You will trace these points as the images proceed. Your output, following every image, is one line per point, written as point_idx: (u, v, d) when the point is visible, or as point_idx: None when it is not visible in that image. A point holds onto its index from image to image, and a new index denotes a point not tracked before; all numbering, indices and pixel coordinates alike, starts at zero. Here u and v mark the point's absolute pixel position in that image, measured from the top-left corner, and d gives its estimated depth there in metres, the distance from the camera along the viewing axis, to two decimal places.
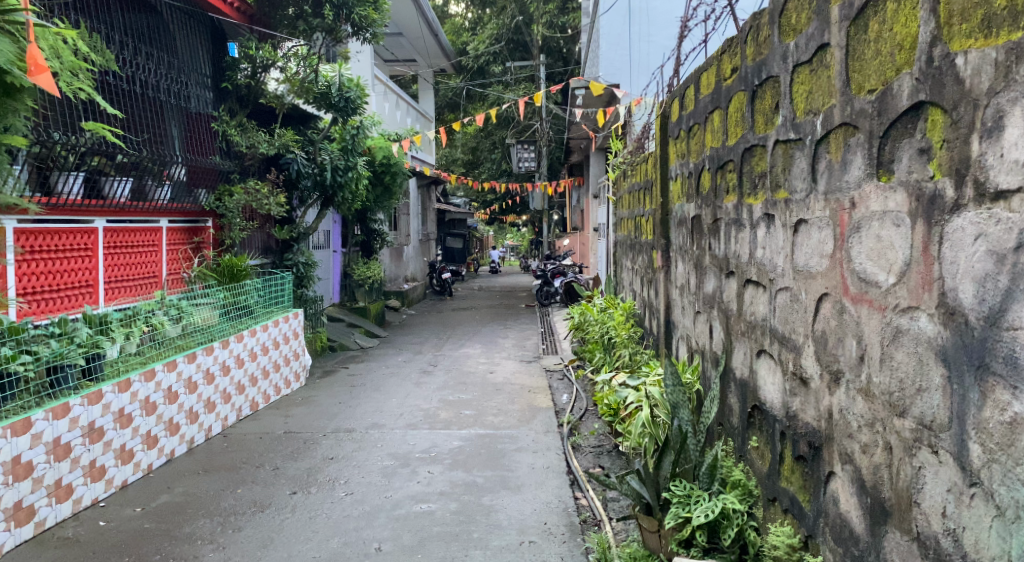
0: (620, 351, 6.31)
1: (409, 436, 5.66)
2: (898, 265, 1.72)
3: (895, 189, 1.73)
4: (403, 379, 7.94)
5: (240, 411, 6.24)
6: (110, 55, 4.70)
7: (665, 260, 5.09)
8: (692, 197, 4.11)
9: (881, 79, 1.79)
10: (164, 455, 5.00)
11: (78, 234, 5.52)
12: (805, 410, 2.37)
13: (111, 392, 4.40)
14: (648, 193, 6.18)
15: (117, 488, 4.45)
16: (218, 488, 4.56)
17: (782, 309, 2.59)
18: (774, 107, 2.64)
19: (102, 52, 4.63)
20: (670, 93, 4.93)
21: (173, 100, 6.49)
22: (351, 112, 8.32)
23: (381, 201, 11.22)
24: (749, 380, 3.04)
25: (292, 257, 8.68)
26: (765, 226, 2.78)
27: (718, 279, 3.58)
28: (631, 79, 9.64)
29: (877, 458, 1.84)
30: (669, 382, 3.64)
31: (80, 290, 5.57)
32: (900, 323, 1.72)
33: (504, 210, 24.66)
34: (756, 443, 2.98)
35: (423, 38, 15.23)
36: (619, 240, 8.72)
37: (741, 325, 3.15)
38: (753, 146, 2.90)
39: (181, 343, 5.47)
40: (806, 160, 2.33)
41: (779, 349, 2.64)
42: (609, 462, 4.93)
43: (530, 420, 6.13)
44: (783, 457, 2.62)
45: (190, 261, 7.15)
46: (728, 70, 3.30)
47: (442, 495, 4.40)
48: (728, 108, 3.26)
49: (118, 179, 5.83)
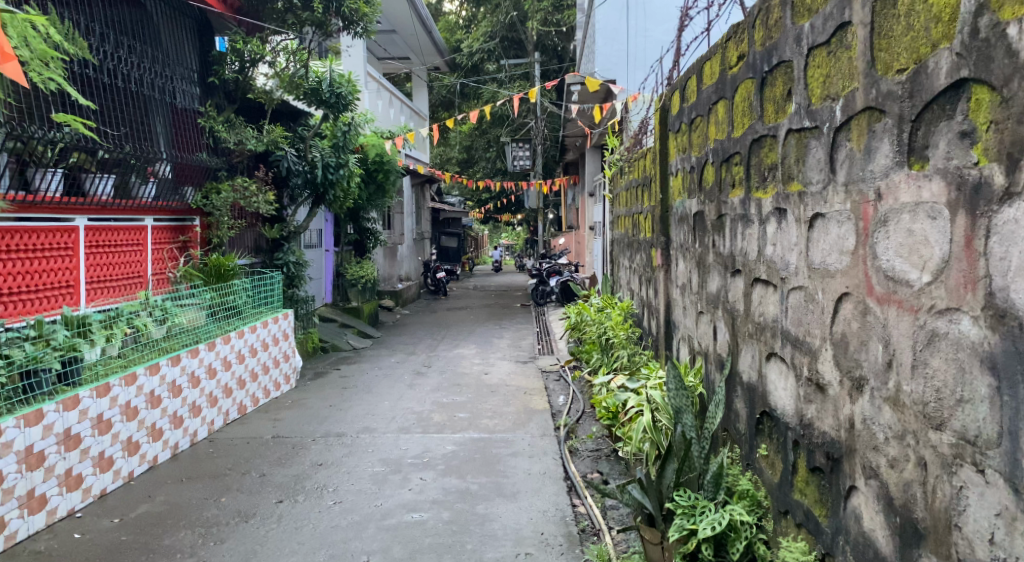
0: (619, 352, 6.16)
1: (402, 441, 5.48)
2: (935, 261, 1.57)
3: (930, 178, 1.58)
4: (397, 381, 7.76)
5: (226, 416, 6.04)
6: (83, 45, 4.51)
7: (665, 258, 4.93)
8: (694, 192, 3.94)
9: (912, 57, 1.63)
10: (147, 461, 4.81)
11: (59, 233, 5.33)
12: (822, 419, 2.20)
13: (88, 397, 4.20)
14: (647, 189, 5.94)
15: (96, 497, 4.26)
16: (202, 496, 4.38)
17: (795, 310, 2.43)
18: (787, 95, 2.48)
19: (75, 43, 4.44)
20: (670, 86, 4.77)
21: (157, 95, 6.29)
22: (343, 108, 7.94)
23: (375, 199, 11.03)
24: (758, 384, 2.87)
25: (282, 257, 8.47)
26: (776, 222, 2.61)
27: (723, 278, 3.41)
28: (628, 74, 9.44)
29: (907, 474, 1.68)
30: (671, 386, 3.45)
31: (60, 290, 5.37)
32: (937, 326, 1.56)
33: (500, 210, 24.52)
34: (766, 451, 2.81)
35: (416, 35, 15.04)
36: (617, 238, 8.54)
37: (749, 326, 2.99)
38: (762, 136, 2.74)
39: (165, 345, 5.29)
40: (823, 149, 2.16)
41: (791, 353, 2.47)
42: (607, 468, 4.77)
43: (526, 423, 5.96)
44: (796, 467, 2.46)
45: (176, 261, 6.94)
46: (734, 58, 3.13)
47: (434, 503, 4.23)
48: (734, 98, 3.10)
49: (100, 176, 5.64)
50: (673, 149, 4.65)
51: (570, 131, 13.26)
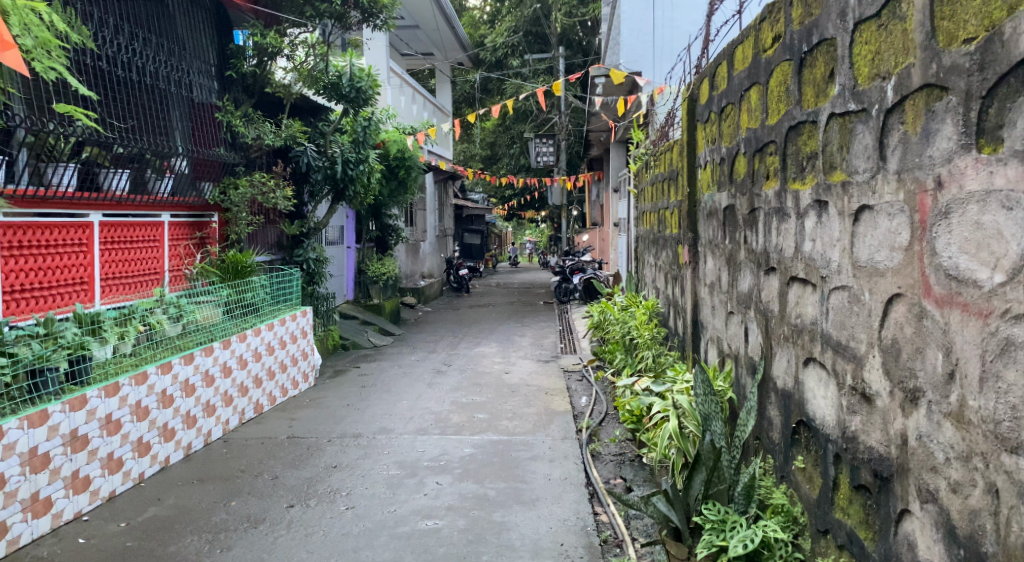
0: (643, 353, 5.97)
1: (418, 443, 5.33)
2: (1011, 259, 1.36)
3: (1006, 161, 1.37)
4: (416, 380, 7.62)
5: (242, 415, 5.94)
6: (86, 31, 4.47)
7: (693, 256, 4.71)
8: (724, 184, 3.73)
9: (982, 24, 1.42)
10: (158, 462, 4.72)
11: (73, 228, 5.25)
12: (869, 433, 1.99)
13: (96, 397, 4.11)
14: (673, 183, 5.75)
15: (104, 500, 4.18)
16: (212, 500, 4.26)
17: (838, 312, 2.22)
18: (829, 76, 2.27)
19: (77, 30, 4.42)
20: (698, 74, 4.56)
21: (174, 88, 6.21)
22: (364, 103, 7.90)
23: (396, 195, 10.92)
24: (795, 391, 2.66)
25: (302, 253, 8.36)
26: (816, 215, 2.40)
27: (756, 276, 3.20)
28: (653, 66, 9.27)
29: (974, 502, 1.48)
30: (700, 392, 3.32)
31: (73, 287, 5.29)
32: (1012, 333, 1.36)
33: (523, 206, 24.36)
34: (803, 464, 2.60)
35: (439, 31, 14.89)
36: (642, 234, 8.33)
37: (784, 329, 2.78)
38: (800, 123, 2.53)
39: (179, 343, 5.21)
40: (872, 135, 1.94)
41: (832, 359, 2.27)
42: (631, 474, 4.57)
43: (546, 425, 5.78)
44: (837, 483, 2.25)
45: (193, 257, 6.83)
46: (769, 40, 2.91)
47: (450, 510, 4.07)
48: (769, 84, 2.89)
49: (115, 171, 5.56)
50: (702, 140, 4.42)
51: (594, 126, 13.04)
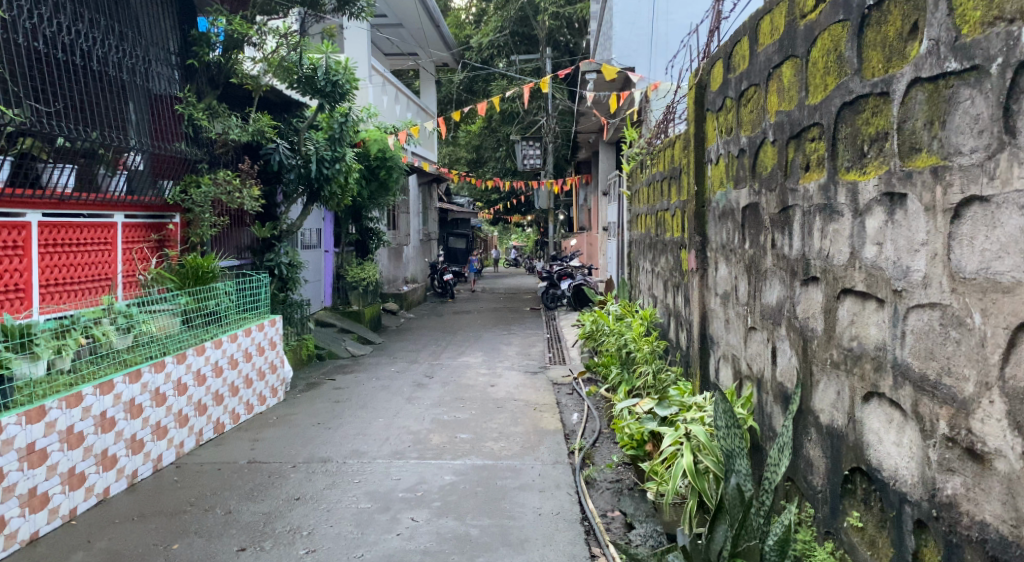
0: (642, 368, 5.48)
1: (393, 470, 4.76)
2: None
3: None
4: (395, 393, 7.05)
5: (200, 436, 5.34)
6: None
7: (701, 262, 4.18)
8: (744, 180, 3.22)
9: None
10: (95, 495, 4.12)
11: (7, 229, 4.65)
12: (979, 503, 1.50)
13: (14, 424, 3.54)
14: (675, 182, 5.26)
15: (24, 544, 3.59)
16: (151, 542, 3.69)
17: (920, 336, 1.72)
18: (907, 34, 1.78)
19: None
20: (708, 59, 4.08)
21: (129, 76, 5.61)
22: (340, 97, 7.28)
23: (377, 196, 10.24)
24: (848, 431, 2.14)
25: (273, 258, 7.77)
26: (885, 213, 1.89)
27: (788, 286, 2.69)
28: (649, 62, 8.73)
29: None
30: (721, 421, 2.81)
31: (7, 295, 4.66)
32: None
33: (510, 211, 23.85)
34: (860, 522, 2.08)
35: (423, 30, 14.35)
36: (636, 238, 7.81)
37: (831, 354, 2.27)
38: (861, 97, 2.02)
39: (127, 358, 4.62)
40: (988, 101, 1.45)
41: (912, 398, 1.75)
42: (631, 507, 4.07)
43: (536, 446, 5.25)
44: (919, 557, 1.74)
45: (147, 262, 6.15)
46: (810, 2, 2.41)
47: (425, 555, 3.51)
48: (812, 54, 2.39)
49: (58, 166, 4.98)
50: (713, 131, 3.93)
51: (582, 126, 12.52)
